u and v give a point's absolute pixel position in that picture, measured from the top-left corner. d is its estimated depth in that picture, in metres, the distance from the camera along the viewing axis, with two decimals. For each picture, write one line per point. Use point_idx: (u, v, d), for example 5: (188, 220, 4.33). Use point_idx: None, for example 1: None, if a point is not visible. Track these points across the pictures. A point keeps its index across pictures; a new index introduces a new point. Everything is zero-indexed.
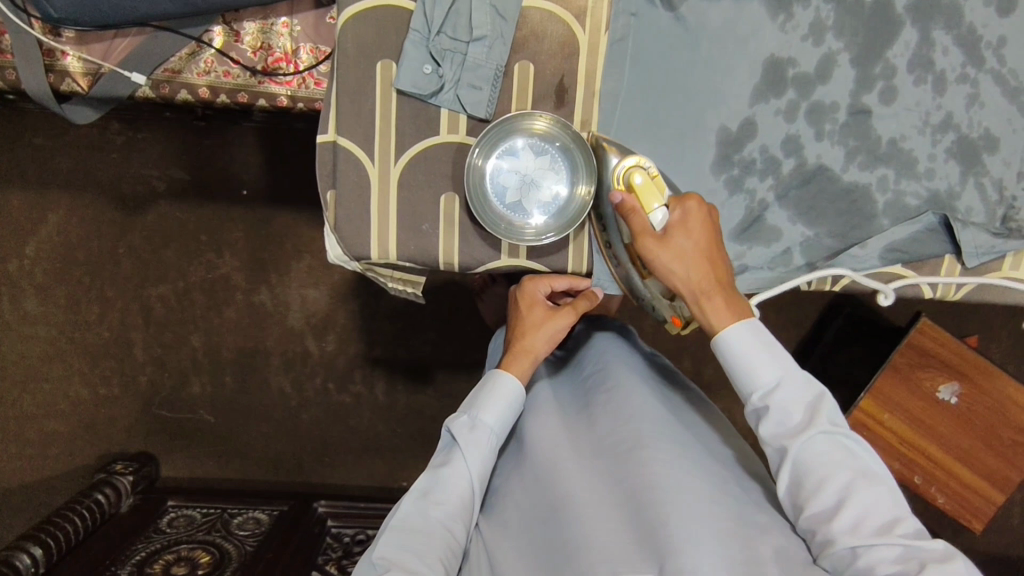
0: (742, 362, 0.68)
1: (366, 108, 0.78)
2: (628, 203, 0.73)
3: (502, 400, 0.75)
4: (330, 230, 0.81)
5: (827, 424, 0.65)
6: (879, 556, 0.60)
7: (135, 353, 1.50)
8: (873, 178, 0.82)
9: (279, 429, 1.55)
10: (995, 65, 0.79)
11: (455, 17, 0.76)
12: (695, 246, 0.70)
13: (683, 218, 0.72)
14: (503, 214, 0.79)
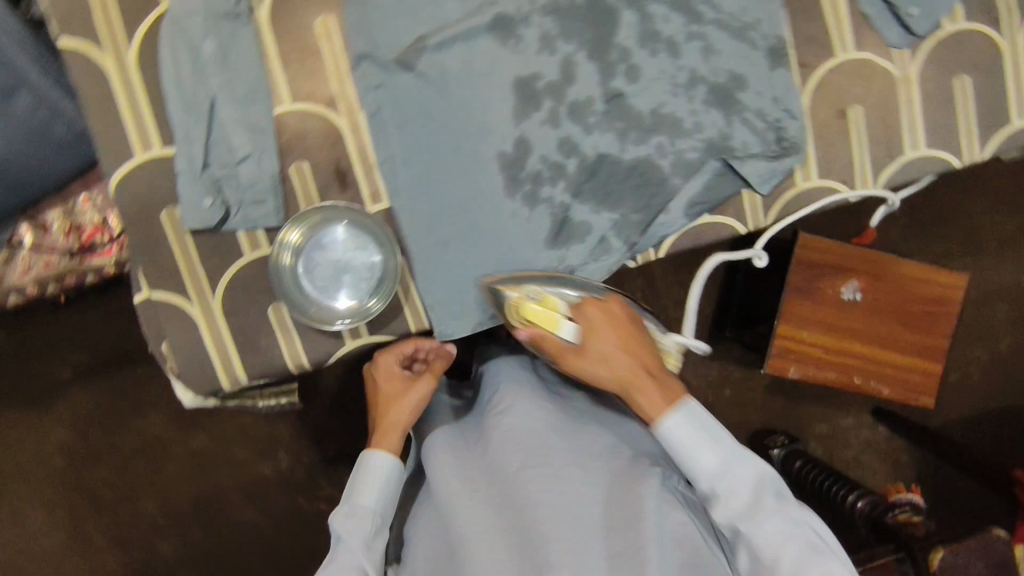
0: (679, 441, 0.80)
1: (166, 255, 0.80)
2: (535, 335, 0.83)
3: (377, 478, 0.82)
4: (175, 377, 0.83)
5: (691, 457, 0.79)
6: (765, 538, 0.74)
7: (95, 542, 1.43)
8: (650, 148, 0.87)
9: (264, 562, 1.45)
10: (713, 15, 0.86)
11: (215, 146, 0.79)
12: (611, 342, 0.82)
13: (596, 318, 0.83)
14: (338, 305, 0.83)
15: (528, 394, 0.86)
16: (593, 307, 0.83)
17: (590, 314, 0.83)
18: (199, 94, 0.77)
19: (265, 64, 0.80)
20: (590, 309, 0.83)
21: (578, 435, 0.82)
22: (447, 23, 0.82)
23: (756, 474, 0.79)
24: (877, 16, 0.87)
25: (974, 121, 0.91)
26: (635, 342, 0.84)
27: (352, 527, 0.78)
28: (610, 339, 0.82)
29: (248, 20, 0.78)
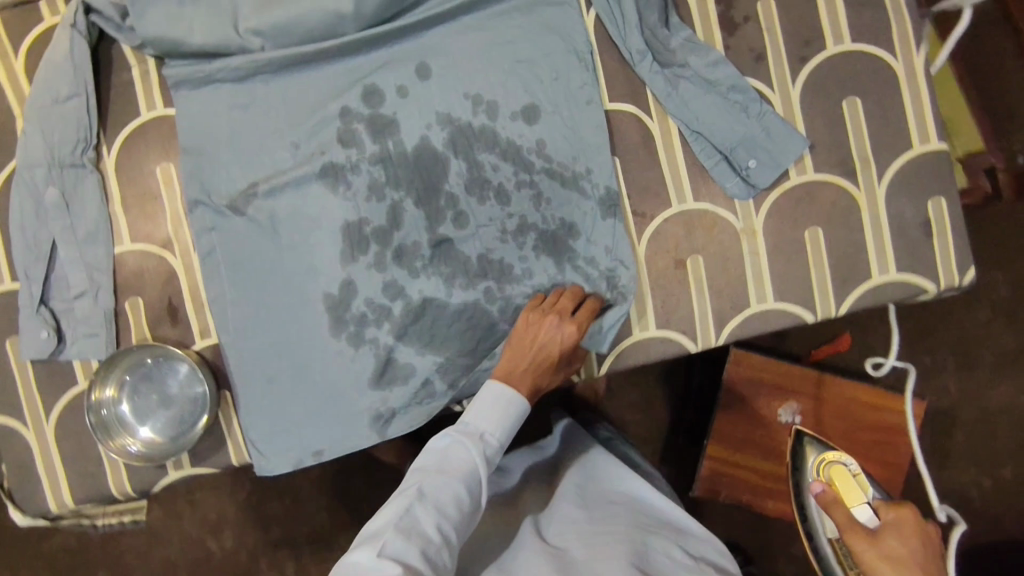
0: None
1: (8, 382, 0.86)
2: (829, 494, 0.88)
3: (505, 400, 0.74)
4: (7, 498, 0.87)
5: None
6: None
7: None
8: (478, 293, 0.87)
9: None
10: (544, 164, 0.86)
11: (57, 284, 0.85)
12: (916, 557, 0.70)
13: (897, 519, 0.76)
14: (165, 439, 0.84)
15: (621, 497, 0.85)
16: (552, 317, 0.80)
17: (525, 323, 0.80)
18: (42, 237, 0.84)
19: (107, 207, 0.86)
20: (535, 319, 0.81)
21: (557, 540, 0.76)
22: (278, 171, 0.86)
23: None
24: (714, 168, 0.85)
25: (827, 274, 0.86)
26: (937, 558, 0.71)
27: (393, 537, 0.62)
28: (528, 334, 0.79)
29: (92, 169, 0.85)
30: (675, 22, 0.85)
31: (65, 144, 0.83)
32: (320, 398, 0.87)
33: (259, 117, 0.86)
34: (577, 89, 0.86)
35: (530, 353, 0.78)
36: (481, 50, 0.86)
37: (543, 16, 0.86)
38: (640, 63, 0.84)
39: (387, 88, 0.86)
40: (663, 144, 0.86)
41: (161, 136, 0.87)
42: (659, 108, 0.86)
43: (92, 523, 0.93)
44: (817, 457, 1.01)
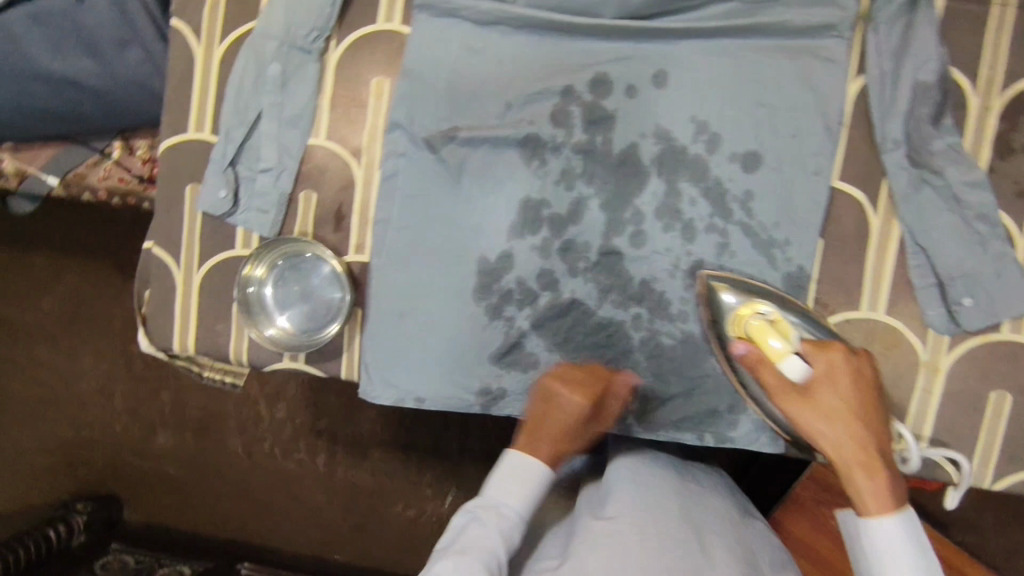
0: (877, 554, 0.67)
1: (176, 223, 0.91)
2: (753, 353, 0.77)
3: (529, 481, 0.79)
4: (141, 323, 0.93)
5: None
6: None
7: (115, 402, 1.63)
8: (628, 316, 0.85)
9: (231, 490, 1.61)
10: (742, 217, 0.82)
11: (249, 152, 0.88)
12: (842, 399, 0.71)
13: (830, 363, 0.73)
14: (297, 333, 0.87)
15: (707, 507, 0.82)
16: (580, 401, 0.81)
17: (557, 400, 0.82)
18: (251, 105, 0.86)
19: (316, 99, 0.87)
20: (557, 393, 0.83)
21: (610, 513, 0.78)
22: (483, 124, 0.85)
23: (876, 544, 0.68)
24: (923, 290, 0.79)
25: (991, 442, 0.80)
26: (867, 420, 0.71)
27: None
28: (546, 420, 0.81)
29: (315, 58, 0.86)
30: (948, 123, 0.77)
31: (301, 27, 0.84)
32: (440, 352, 0.88)
33: (484, 65, 0.84)
34: (810, 154, 0.80)
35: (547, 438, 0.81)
36: (728, 78, 0.80)
37: (807, 65, 0.79)
38: (889, 152, 0.77)
39: (618, 82, 0.82)
40: (878, 243, 0.80)
41: (387, 50, 0.86)
42: (889, 205, 0.79)
43: (200, 372, 0.98)
44: (731, 305, 0.80)
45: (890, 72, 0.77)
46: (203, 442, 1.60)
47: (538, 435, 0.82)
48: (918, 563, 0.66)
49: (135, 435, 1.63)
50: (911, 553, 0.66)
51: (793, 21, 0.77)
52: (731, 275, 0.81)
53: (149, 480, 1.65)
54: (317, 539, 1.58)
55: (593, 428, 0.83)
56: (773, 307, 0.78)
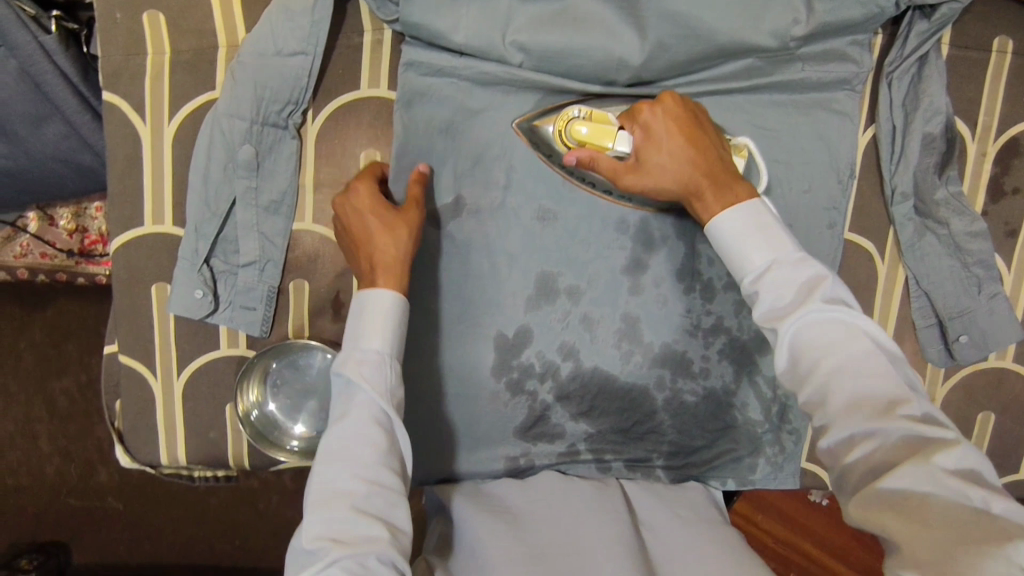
0: (779, 305, 0.59)
1: (145, 327, 0.80)
2: (585, 158, 0.70)
3: (380, 316, 0.67)
4: (118, 437, 0.83)
5: (823, 300, 0.57)
6: (811, 334, 0.56)
7: (41, 445, 1.36)
8: (651, 378, 0.84)
9: (185, 515, 1.37)
10: None
11: (223, 243, 0.78)
12: (665, 137, 0.68)
13: (646, 123, 0.69)
14: (305, 434, 0.81)
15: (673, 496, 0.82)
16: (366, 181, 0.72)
17: (352, 203, 0.72)
18: (223, 192, 0.75)
19: (297, 179, 0.77)
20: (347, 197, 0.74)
21: (556, 492, 0.80)
22: (490, 196, 0.79)
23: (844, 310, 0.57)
24: (924, 329, 0.83)
25: (982, 457, 0.87)
26: (702, 149, 0.68)
27: (355, 462, 0.60)
28: (361, 215, 0.72)
29: (293, 134, 0.76)
30: (952, 173, 0.79)
31: (274, 103, 0.73)
32: (463, 432, 0.84)
33: (487, 130, 0.77)
34: (823, 208, 0.80)
35: (385, 243, 0.70)
36: (742, 134, 0.77)
37: (821, 120, 0.78)
38: (898, 204, 0.79)
39: None
40: (884, 289, 0.83)
41: (373, 120, 0.77)
42: (895, 252, 0.82)
43: (189, 476, 0.89)
44: (551, 130, 0.74)
45: (901, 126, 0.77)
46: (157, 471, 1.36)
47: (372, 264, 0.70)
48: (764, 245, 0.61)
49: (72, 477, 1.37)
50: (752, 242, 0.62)
51: (807, 79, 0.76)
52: (546, 108, 0.75)
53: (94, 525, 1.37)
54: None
55: (415, 209, 0.73)
56: (584, 107, 0.73)
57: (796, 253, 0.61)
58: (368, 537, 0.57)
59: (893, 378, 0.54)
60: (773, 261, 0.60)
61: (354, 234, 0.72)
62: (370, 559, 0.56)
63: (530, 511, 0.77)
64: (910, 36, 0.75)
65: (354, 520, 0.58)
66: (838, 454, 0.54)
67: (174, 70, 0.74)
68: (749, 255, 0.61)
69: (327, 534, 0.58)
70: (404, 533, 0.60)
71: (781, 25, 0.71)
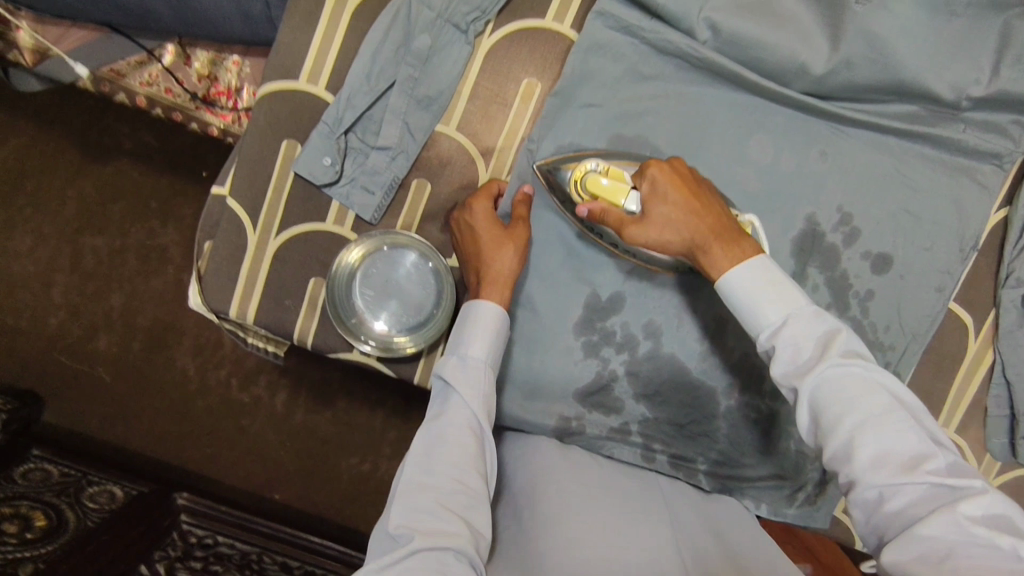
0: (791, 356, 0.60)
1: (262, 177, 0.80)
2: (596, 211, 0.71)
3: (485, 330, 0.70)
4: (195, 277, 0.83)
5: (838, 355, 0.58)
6: (828, 393, 0.57)
7: (53, 295, 1.32)
8: (720, 383, 0.84)
9: (167, 408, 1.33)
10: (857, 314, 0.82)
11: (367, 121, 0.79)
12: (680, 212, 0.67)
13: (651, 182, 0.69)
14: (384, 331, 0.80)
15: (734, 519, 0.80)
16: (478, 199, 0.77)
17: (464, 221, 0.77)
18: (386, 72, 0.77)
19: (457, 85, 0.78)
20: (466, 216, 0.77)
21: (620, 485, 0.79)
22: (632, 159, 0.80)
23: (860, 365, 0.58)
24: (995, 417, 0.84)
25: None
26: (708, 212, 0.67)
27: (444, 461, 0.62)
28: (475, 230, 0.75)
29: (469, 40, 0.77)
30: None
31: (465, 4, 0.75)
32: (526, 379, 0.84)
33: (649, 95, 0.79)
34: (937, 270, 0.81)
35: (492, 257, 0.74)
36: (884, 175, 0.79)
37: (961, 185, 0.80)
38: (1009, 288, 0.81)
39: (778, 152, 0.79)
40: (968, 367, 0.84)
41: (546, 51, 0.79)
42: (991, 334, 0.83)
43: (242, 336, 0.90)
44: (568, 177, 0.74)
45: None
46: (154, 355, 1.33)
47: (480, 276, 0.74)
48: (779, 302, 0.62)
49: (72, 334, 1.32)
50: (765, 299, 0.62)
51: (964, 141, 0.78)
52: (570, 155, 0.76)
53: (78, 388, 1.32)
54: (261, 479, 1.32)
55: (525, 228, 0.75)
56: (601, 161, 0.72)
57: (809, 307, 0.61)
58: (447, 532, 0.58)
59: (910, 423, 0.55)
60: (787, 314, 0.61)
61: (468, 250, 0.76)
62: (447, 553, 0.57)
63: (598, 492, 0.76)
64: None
65: (438, 513, 0.59)
66: (870, 506, 0.56)
67: None
68: (766, 312, 0.62)
69: (410, 522, 0.59)
70: (481, 537, 0.61)
71: (961, 80, 0.75)
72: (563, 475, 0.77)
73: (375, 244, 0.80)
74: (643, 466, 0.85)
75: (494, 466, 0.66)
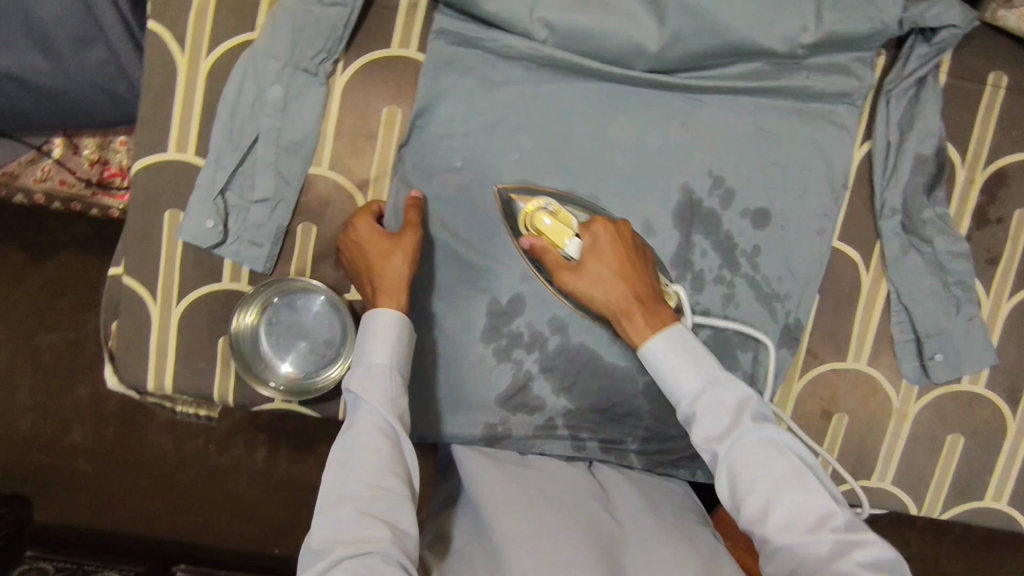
0: (714, 424, 0.69)
1: (152, 249, 0.82)
2: (538, 246, 0.77)
3: (385, 335, 0.72)
4: (109, 358, 0.86)
5: (753, 421, 0.68)
6: (743, 455, 0.67)
7: (19, 398, 1.30)
8: (635, 362, 0.86)
9: (156, 486, 1.30)
10: (748, 271, 0.84)
11: (240, 177, 0.81)
12: (614, 259, 0.75)
13: (593, 234, 0.75)
14: (293, 374, 0.83)
15: (676, 504, 0.84)
16: (363, 216, 0.78)
17: (353, 241, 0.77)
18: (248, 128, 0.79)
19: (320, 127, 0.81)
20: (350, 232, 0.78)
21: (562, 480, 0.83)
22: (504, 165, 0.81)
23: (771, 431, 0.68)
24: (901, 344, 0.86)
25: (947, 484, 0.89)
26: (636, 275, 0.75)
27: (359, 471, 0.66)
28: (365, 247, 0.76)
29: (321, 82, 0.79)
30: (939, 195, 0.83)
31: (308, 49, 0.78)
32: (446, 393, 0.86)
33: (505, 100, 0.81)
34: (814, 215, 0.83)
35: (385, 269, 0.75)
36: (744, 134, 0.82)
37: (819, 129, 0.82)
38: (886, 218, 0.83)
39: (640, 131, 0.82)
40: (866, 300, 0.86)
41: (399, 77, 0.81)
42: (881, 266, 0.85)
43: (170, 406, 0.92)
44: (521, 208, 0.80)
45: (894, 143, 0.82)
46: (130, 436, 1.30)
47: (375, 289, 0.75)
48: (698, 371, 0.71)
49: (45, 433, 1.30)
50: (684, 366, 0.71)
51: (810, 87, 0.81)
52: (526, 186, 0.81)
53: (65, 487, 1.30)
54: (260, 536, 1.30)
55: (414, 236, 0.77)
56: (552, 200, 0.79)
57: (724, 373, 0.71)
58: (369, 537, 0.63)
59: (816, 486, 0.66)
60: (708, 381, 0.70)
61: (360, 266, 0.77)
62: (370, 559, 0.62)
63: (539, 491, 0.80)
64: (911, 59, 0.81)
65: (356, 523, 0.64)
66: (768, 556, 0.66)
67: (218, 10, 0.79)
68: (683, 380, 0.71)
69: (333, 535, 0.64)
70: (407, 534, 0.65)
71: (790, 31, 0.77)
72: (504, 478, 0.81)
73: (267, 293, 0.81)
74: (576, 457, 0.87)
75: (415, 461, 0.70)
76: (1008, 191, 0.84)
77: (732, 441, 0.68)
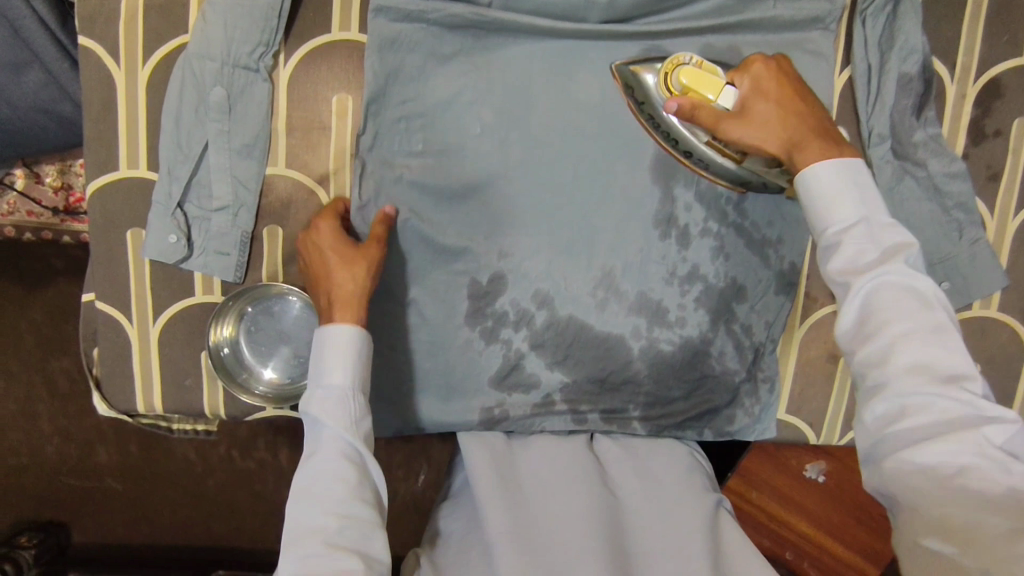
0: (851, 251, 0.57)
1: (120, 271, 0.80)
2: (687, 104, 0.67)
3: (342, 355, 0.69)
4: (94, 385, 0.84)
5: (906, 262, 0.56)
6: (884, 293, 0.55)
7: (41, 425, 1.24)
8: (627, 327, 0.82)
9: (187, 497, 1.24)
10: (736, 218, 0.81)
11: (196, 187, 0.78)
12: (778, 97, 0.66)
13: (756, 76, 0.67)
14: (279, 379, 0.81)
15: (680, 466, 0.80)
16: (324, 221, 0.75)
17: (310, 242, 0.75)
18: (196, 135, 0.76)
19: (270, 124, 0.78)
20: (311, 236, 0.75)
21: (556, 460, 0.79)
22: (465, 139, 0.78)
23: (925, 280, 0.56)
24: None
25: None
26: (804, 111, 0.65)
27: (324, 502, 0.63)
28: (325, 253, 0.74)
29: (264, 77, 0.76)
30: (929, 114, 0.78)
31: (245, 44, 0.74)
32: (437, 381, 0.84)
33: (458, 72, 0.77)
34: None
35: (341, 276, 0.72)
36: None
37: (795, 59, 0.77)
38: (875, 146, 0.78)
39: (602, 85, 0.78)
40: None
41: (345, 63, 0.78)
42: (874, 198, 0.80)
43: (167, 425, 0.91)
44: (655, 78, 0.74)
45: (876, 65, 0.77)
46: (154, 451, 1.23)
47: (331, 300, 0.72)
48: (856, 199, 0.58)
49: (71, 457, 1.24)
50: (843, 195, 0.59)
51: (777, 16, 0.76)
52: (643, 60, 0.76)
53: (92, 505, 1.25)
54: None
55: (377, 248, 0.75)
56: (695, 55, 0.71)
57: (882, 211, 0.58)
58: (339, 568, 0.60)
59: (959, 345, 0.54)
60: (863, 214, 0.58)
61: (317, 272, 0.74)
62: None
63: (529, 485, 0.76)
64: None
65: (328, 556, 0.61)
66: (886, 419, 0.54)
67: (148, 14, 0.75)
68: (837, 208, 0.59)
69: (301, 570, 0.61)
70: (377, 563, 0.63)
71: None
72: (494, 467, 0.77)
73: (240, 303, 0.79)
74: (577, 430, 0.84)
75: (382, 484, 0.68)
76: (1003, 102, 0.79)
77: (875, 276, 0.56)
